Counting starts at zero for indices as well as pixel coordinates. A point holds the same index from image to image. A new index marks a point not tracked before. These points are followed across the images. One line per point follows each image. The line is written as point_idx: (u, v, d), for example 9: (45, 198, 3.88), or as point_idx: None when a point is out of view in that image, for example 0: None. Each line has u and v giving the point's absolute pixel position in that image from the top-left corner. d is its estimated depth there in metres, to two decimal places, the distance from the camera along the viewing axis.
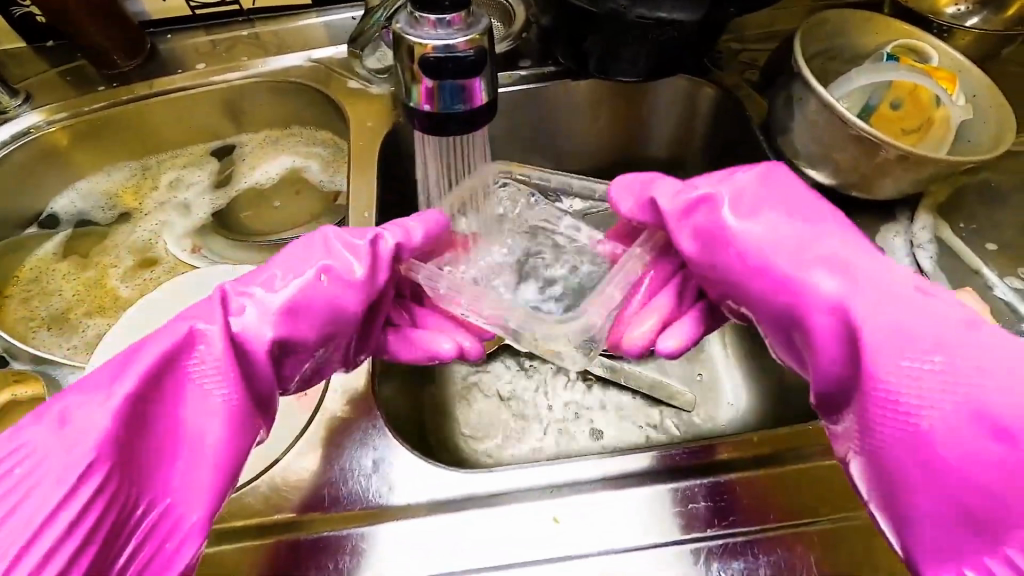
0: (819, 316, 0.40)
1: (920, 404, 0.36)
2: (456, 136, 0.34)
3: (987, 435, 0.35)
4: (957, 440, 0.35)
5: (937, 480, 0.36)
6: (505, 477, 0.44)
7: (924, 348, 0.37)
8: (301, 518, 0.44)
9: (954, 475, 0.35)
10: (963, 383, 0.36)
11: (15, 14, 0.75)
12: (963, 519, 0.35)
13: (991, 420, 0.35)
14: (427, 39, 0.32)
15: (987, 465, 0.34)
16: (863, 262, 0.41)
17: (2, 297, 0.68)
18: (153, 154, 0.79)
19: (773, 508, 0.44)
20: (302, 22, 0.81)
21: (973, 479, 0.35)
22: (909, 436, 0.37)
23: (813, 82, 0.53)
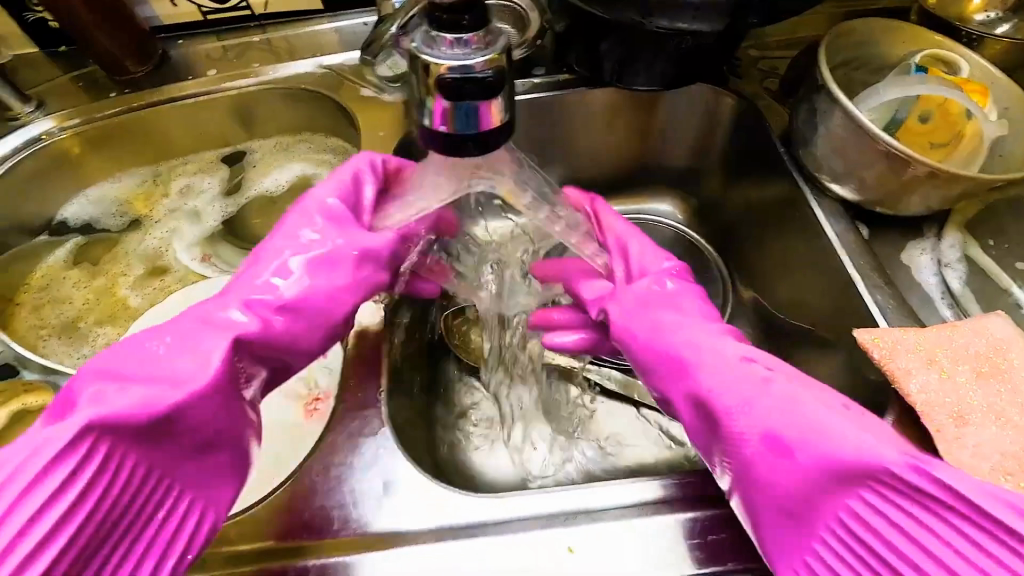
0: (672, 382, 0.47)
1: (752, 448, 0.41)
2: (473, 157, 0.33)
3: (777, 457, 0.39)
4: (779, 476, 0.39)
5: (776, 519, 0.40)
6: (514, 504, 0.43)
7: (733, 408, 0.42)
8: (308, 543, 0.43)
9: (788, 511, 0.39)
10: (765, 428, 0.40)
11: (29, 20, 0.75)
12: (788, 533, 0.39)
13: (793, 456, 0.39)
14: (444, 58, 0.30)
15: (803, 496, 0.38)
16: (683, 337, 0.48)
17: (14, 304, 0.67)
18: (166, 160, 0.79)
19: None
20: (314, 28, 0.80)
21: (777, 497, 0.39)
22: (748, 481, 0.41)
23: (839, 94, 0.51)
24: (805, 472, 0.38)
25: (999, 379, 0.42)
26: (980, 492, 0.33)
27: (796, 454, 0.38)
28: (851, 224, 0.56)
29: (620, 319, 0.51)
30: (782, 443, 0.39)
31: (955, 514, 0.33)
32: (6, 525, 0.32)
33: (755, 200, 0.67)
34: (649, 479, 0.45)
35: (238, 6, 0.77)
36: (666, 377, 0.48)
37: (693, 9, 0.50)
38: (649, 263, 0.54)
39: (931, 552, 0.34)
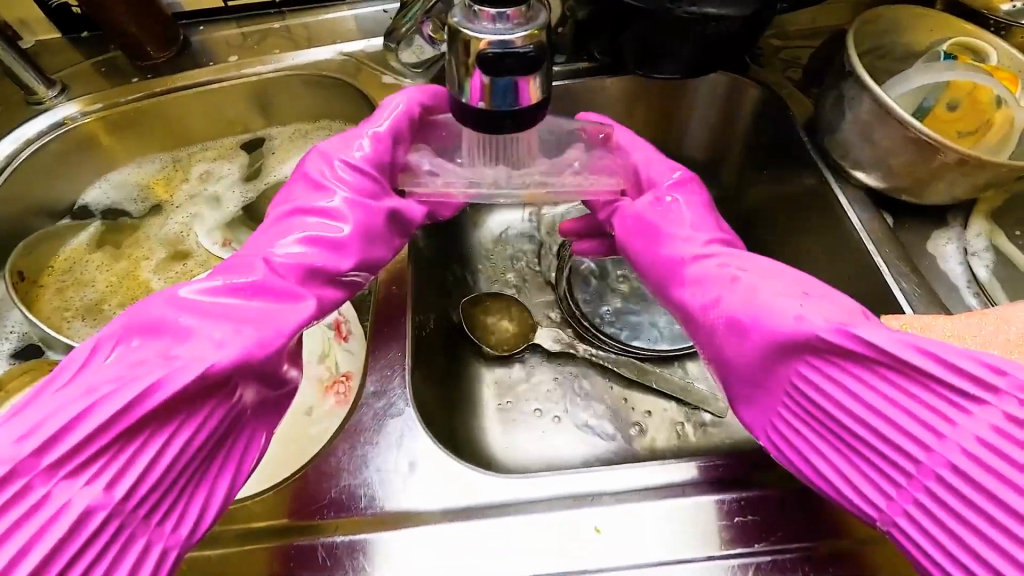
0: (669, 288, 0.52)
1: (718, 333, 0.47)
2: (508, 135, 0.33)
3: (737, 337, 0.46)
4: (740, 359, 0.46)
5: (748, 393, 0.47)
6: (544, 483, 0.44)
7: (708, 303, 0.48)
8: (322, 522, 0.44)
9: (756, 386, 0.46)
10: (728, 318, 0.46)
11: (52, 5, 0.75)
12: (756, 398, 0.47)
13: (756, 350, 0.45)
14: (484, 33, 0.30)
15: (765, 373, 0.45)
16: (684, 248, 0.52)
17: (36, 287, 0.67)
18: (186, 145, 0.79)
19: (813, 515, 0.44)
20: (333, 15, 0.80)
21: (746, 372, 0.46)
22: (723, 366, 0.47)
23: (867, 80, 0.51)
24: (762, 350, 0.44)
25: None
26: (905, 350, 0.40)
27: (752, 339, 0.45)
28: (876, 212, 0.55)
29: (624, 234, 0.54)
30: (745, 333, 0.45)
31: (900, 378, 0.40)
32: (92, 460, 0.35)
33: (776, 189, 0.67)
34: (677, 462, 0.46)
35: None
36: (663, 283, 0.52)
37: None
38: (659, 177, 0.55)
39: (875, 408, 0.41)
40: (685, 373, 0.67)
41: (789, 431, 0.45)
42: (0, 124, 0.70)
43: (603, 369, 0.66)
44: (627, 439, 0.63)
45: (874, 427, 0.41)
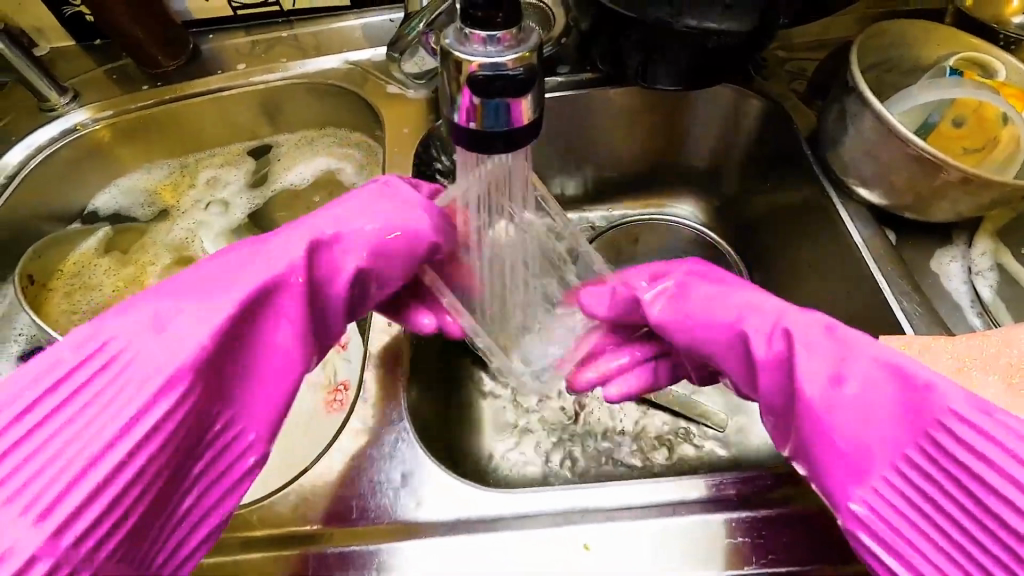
0: (753, 339, 0.45)
1: (828, 395, 0.41)
2: (500, 155, 0.33)
3: (848, 396, 0.40)
4: (862, 435, 0.39)
5: (847, 480, 0.40)
6: (536, 498, 0.44)
7: (814, 363, 0.42)
8: (325, 530, 0.44)
9: (869, 472, 0.39)
10: (848, 388, 0.41)
11: (66, 13, 0.77)
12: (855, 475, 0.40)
13: (870, 426, 0.40)
14: (476, 55, 0.30)
15: (878, 454, 0.39)
16: (766, 303, 0.46)
17: (45, 290, 0.68)
18: (193, 151, 0.80)
19: (819, 539, 0.42)
20: (340, 24, 0.81)
21: (860, 443, 0.39)
22: (828, 446, 0.40)
23: (869, 97, 0.50)
24: (888, 427, 0.39)
25: None
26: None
27: (874, 413, 0.40)
28: (878, 229, 0.55)
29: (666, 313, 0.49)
30: (870, 406, 0.40)
31: (1016, 460, 0.35)
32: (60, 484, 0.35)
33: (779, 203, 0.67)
34: (688, 478, 0.45)
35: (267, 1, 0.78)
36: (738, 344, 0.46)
37: (722, 8, 0.50)
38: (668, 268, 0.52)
39: (979, 490, 0.36)
40: (684, 385, 0.67)
41: (891, 520, 0.39)
42: (14, 130, 0.72)
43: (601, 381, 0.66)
44: (626, 451, 0.62)
45: (982, 511, 0.36)
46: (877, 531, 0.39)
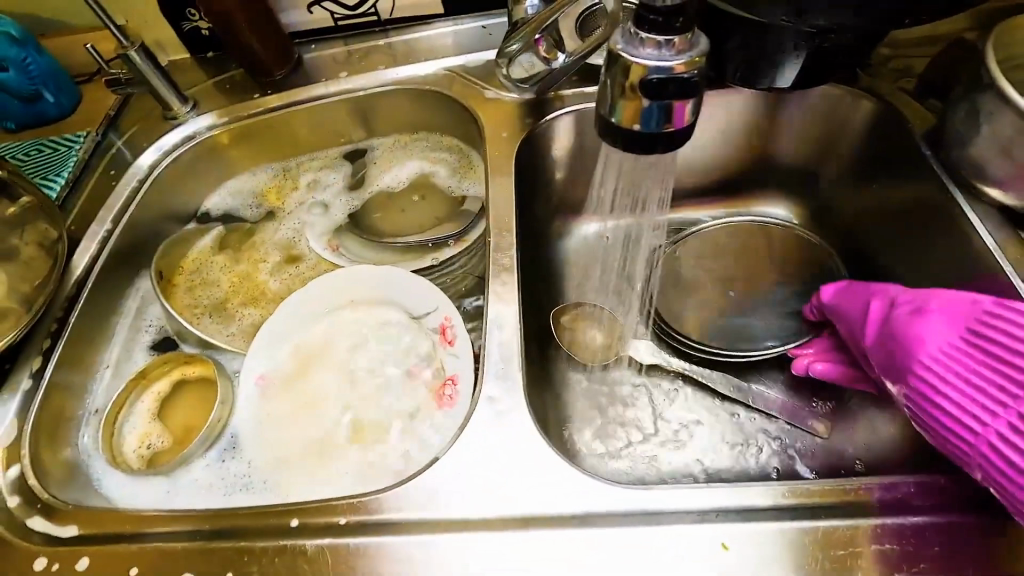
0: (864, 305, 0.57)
1: (900, 324, 0.52)
2: (654, 154, 0.34)
3: (931, 323, 0.50)
4: (921, 336, 0.49)
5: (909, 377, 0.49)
6: (663, 495, 0.44)
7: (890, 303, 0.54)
8: (408, 520, 0.45)
9: (924, 363, 0.48)
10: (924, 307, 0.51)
11: (185, 28, 0.82)
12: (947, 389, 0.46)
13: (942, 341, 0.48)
14: (647, 59, 0.31)
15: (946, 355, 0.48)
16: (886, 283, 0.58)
17: (170, 284, 0.73)
18: (294, 156, 0.85)
19: (970, 548, 0.41)
20: (433, 31, 0.84)
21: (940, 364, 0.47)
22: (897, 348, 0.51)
23: (1010, 93, 0.48)
24: (946, 332, 0.49)
25: None
26: None
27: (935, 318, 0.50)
28: (1012, 229, 0.53)
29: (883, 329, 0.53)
30: (939, 322, 0.49)
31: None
32: None
33: (887, 204, 0.65)
34: (826, 482, 0.44)
35: (367, 12, 0.82)
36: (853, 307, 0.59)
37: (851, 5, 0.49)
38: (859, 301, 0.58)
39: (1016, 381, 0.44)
40: (784, 390, 0.66)
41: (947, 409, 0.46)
42: (141, 137, 0.78)
43: (698, 382, 0.66)
44: (727, 454, 0.62)
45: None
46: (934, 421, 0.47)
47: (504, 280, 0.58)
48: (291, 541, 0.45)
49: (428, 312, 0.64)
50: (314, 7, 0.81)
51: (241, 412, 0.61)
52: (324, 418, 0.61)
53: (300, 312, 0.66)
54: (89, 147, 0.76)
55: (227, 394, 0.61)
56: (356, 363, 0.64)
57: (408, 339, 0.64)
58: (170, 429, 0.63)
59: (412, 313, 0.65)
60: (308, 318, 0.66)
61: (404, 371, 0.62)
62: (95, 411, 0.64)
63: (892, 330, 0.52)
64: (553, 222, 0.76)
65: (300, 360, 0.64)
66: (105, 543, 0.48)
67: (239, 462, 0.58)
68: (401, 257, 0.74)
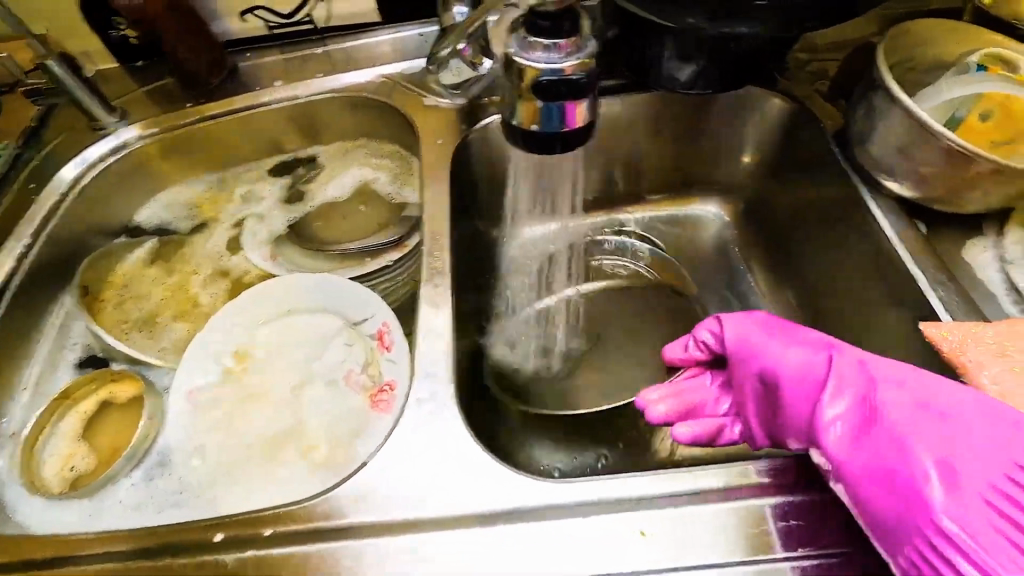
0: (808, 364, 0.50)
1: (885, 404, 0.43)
2: (558, 153, 0.36)
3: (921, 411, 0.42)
4: (904, 423, 0.42)
5: (902, 490, 0.40)
6: (581, 488, 0.44)
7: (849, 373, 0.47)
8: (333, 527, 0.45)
9: (906, 462, 0.40)
10: (906, 395, 0.43)
11: (113, 37, 0.80)
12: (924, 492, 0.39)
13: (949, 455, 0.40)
14: (540, 62, 0.32)
15: (952, 472, 0.39)
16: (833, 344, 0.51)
17: (97, 302, 0.71)
18: (232, 166, 0.83)
19: None
20: (372, 40, 0.83)
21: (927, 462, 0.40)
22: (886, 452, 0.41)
23: (898, 93, 0.52)
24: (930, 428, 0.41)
25: None
26: None
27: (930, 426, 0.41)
28: (909, 221, 0.56)
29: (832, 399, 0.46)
30: (940, 435, 0.41)
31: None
32: None
33: (805, 201, 0.68)
34: (743, 465, 0.45)
35: (302, 20, 0.81)
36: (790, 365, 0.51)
37: (751, 11, 0.51)
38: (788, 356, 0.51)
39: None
40: None
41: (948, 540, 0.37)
42: (63, 149, 0.75)
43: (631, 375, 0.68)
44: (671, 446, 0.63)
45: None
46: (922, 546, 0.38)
47: (437, 284, 0.58)
48: (214, 556, 0.44)
49: (365, 317, 0.64)
50: (246, 15, 0.79)
51: (171, 428, 0.59)
52: (255, 431, 0.59)
53: (235, 323, 0.65)
54: (7, 159, 0.73)
55: (155, 410, 0.59)
56: (293, 374, 0.63)
57: (346, 347, 0.63)
58: (96, 449, 0.61)
59: (349, 320, 0.64)
60: (243, 330, 0.65)
61: (342, 380, 0.62)
62: (13, 433, 0.61)
63: (867, 408, 0.44)
64: (494, 226, 0.76)
65: (233, 374, 0.63)
66: (14, 570, 0.46)
67: (168, 479, 0.57)
68: (342, 264, 0.73)
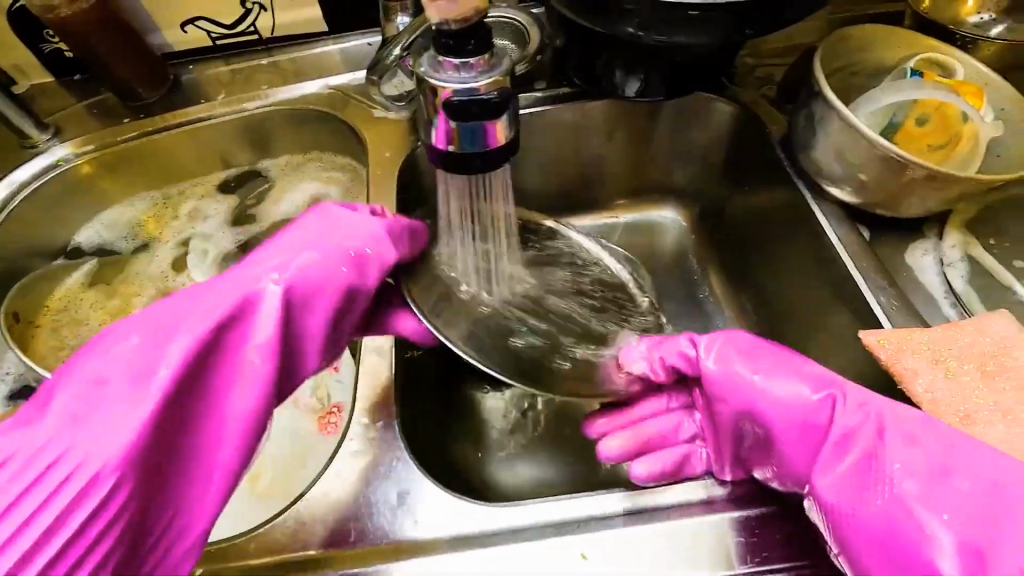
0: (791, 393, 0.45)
1: (869, 444, 0.42)
2: (479, 173, 0.34)
3: (906, 449, 0.41)
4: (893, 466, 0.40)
5: (891, 541, 0.38)
6: (526, 511, 0.44)
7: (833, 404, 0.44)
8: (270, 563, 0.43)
9: (899, 509, 0.39)
10: (894, 435, 0.41)
11: (45, 50, 0.75)
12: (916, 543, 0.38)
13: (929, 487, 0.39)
14: (451, 82, 0.31)
15: (931, 506, 0.38)
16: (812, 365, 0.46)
17: (33, 327, 0.70)
18: (177, 182, 0.81)
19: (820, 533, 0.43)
20: (320, 50, 0.81)
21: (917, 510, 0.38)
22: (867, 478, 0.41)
23: (835, 101, 0.52)
24: (920, 471, 0.40)
25: (1004, 376, 0.43)
26: None
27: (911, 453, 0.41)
28: (852, 226, 0.57)
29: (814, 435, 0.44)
30: (927, 465, 0.40)
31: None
32: None
33: (755, 206, 0.68)
34: (697, 480, 0.46)
35: (246, 31, 0.79)
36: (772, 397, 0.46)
37: (688, 21, 0.51)
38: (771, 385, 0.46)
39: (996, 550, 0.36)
40: None
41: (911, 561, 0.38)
42: None
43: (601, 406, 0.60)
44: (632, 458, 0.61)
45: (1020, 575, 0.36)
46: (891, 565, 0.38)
47: None
48: None
49: None
50: (187, 26, 0.77)
51: None
52: None
53: None
54: None
55: None
56: None
57: None
58: None
59: None
60: None
61: (289, 404, 0.60)
62: None
63: (854, 448, 0.42)
64: None
65: None
66: None
67: None
68: None
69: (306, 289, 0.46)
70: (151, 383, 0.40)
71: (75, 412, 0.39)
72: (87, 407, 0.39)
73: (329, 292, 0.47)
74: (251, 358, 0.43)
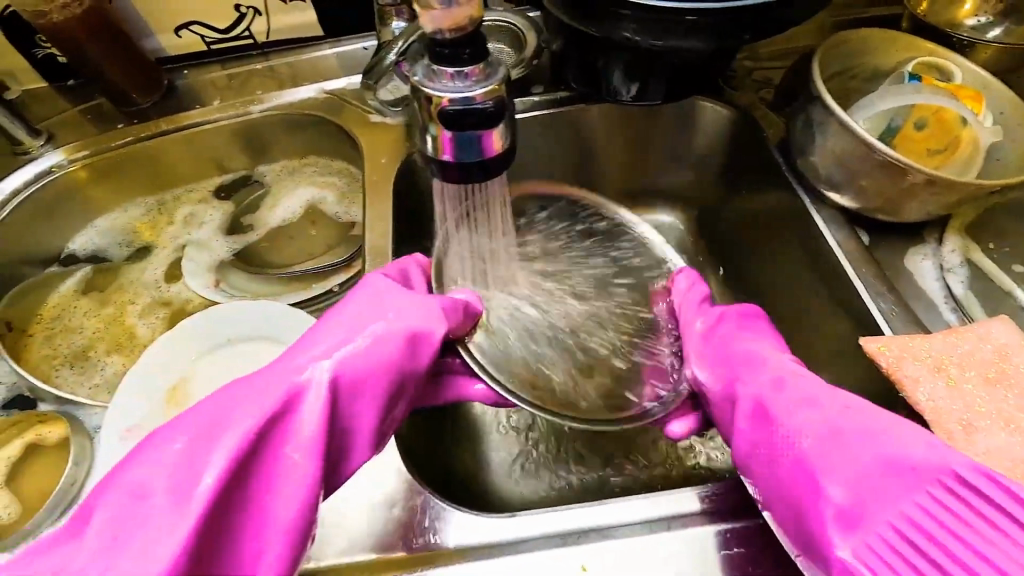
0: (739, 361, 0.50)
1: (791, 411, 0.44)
2: (476, 182, 0.34)
3: (817, 413, 0.43)
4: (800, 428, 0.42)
5: (797, 495, 0.40)
6: (525, 523, 0.44)
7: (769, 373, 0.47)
8: None
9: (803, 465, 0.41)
10: (807, 401, 0.43)
11: (37, 56, 0.75)
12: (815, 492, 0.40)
13: (831, 454, 0.40)
14: (446, 91, 0.31)
15: (832, 471, 0.40)
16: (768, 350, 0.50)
17: (26, 336, 0.69)
18: (171, 189, 0.80)
19: None
20: (315, 54, 0.81)
21: (823, 465, 0.40)
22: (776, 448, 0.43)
23: (833, 106, 0.52)
24: (826, 433, 0.41)
25: (1005, 383, 0.42)
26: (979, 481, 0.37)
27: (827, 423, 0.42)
28: (851, 231, 0.56)
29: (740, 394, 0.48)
30: (830, 428, 0.41)
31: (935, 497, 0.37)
32: None
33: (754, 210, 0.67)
34: (682, 488, 0.45)
35: (241, 35, 0.78)
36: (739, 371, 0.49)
37: (685, 26, 0.50)
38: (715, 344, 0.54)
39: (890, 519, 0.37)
40: None
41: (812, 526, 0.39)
42: None
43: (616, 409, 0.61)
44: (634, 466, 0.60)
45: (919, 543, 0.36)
46: (791, 519, 0.41)
47: None
48: None
49: None
50: (181, 31, 0.76)
51: (99, 473, 0.55)
52: None
53: (169, 356, 0.62)
54: None
55: (82, 454, 0.56)
56: None
57: None
58: (21, 497, 0.57)
59: None
60: (177, 363, 0.61)
61: None
62: None
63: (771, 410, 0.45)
64: None
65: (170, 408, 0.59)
66: None
67: None
68: (288, 289, 0.70)
69: (349, 372, 0.43)
70: (190, 500, 0.34)
71: (105, 537, 0.33)
72: (120, 527, 0.33)
73: (377, 380, 0.44)
74: (297, 453, 0.38)
